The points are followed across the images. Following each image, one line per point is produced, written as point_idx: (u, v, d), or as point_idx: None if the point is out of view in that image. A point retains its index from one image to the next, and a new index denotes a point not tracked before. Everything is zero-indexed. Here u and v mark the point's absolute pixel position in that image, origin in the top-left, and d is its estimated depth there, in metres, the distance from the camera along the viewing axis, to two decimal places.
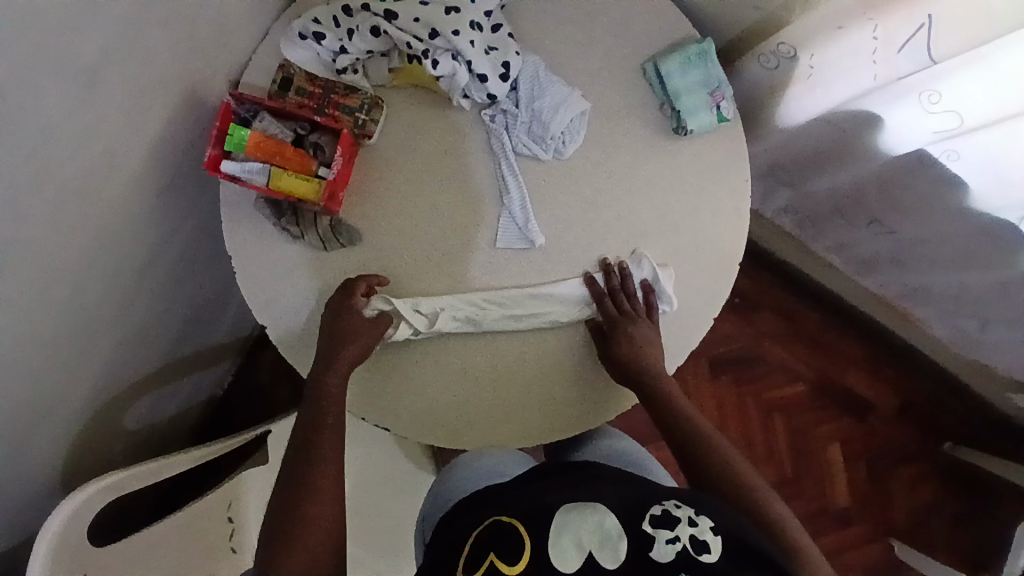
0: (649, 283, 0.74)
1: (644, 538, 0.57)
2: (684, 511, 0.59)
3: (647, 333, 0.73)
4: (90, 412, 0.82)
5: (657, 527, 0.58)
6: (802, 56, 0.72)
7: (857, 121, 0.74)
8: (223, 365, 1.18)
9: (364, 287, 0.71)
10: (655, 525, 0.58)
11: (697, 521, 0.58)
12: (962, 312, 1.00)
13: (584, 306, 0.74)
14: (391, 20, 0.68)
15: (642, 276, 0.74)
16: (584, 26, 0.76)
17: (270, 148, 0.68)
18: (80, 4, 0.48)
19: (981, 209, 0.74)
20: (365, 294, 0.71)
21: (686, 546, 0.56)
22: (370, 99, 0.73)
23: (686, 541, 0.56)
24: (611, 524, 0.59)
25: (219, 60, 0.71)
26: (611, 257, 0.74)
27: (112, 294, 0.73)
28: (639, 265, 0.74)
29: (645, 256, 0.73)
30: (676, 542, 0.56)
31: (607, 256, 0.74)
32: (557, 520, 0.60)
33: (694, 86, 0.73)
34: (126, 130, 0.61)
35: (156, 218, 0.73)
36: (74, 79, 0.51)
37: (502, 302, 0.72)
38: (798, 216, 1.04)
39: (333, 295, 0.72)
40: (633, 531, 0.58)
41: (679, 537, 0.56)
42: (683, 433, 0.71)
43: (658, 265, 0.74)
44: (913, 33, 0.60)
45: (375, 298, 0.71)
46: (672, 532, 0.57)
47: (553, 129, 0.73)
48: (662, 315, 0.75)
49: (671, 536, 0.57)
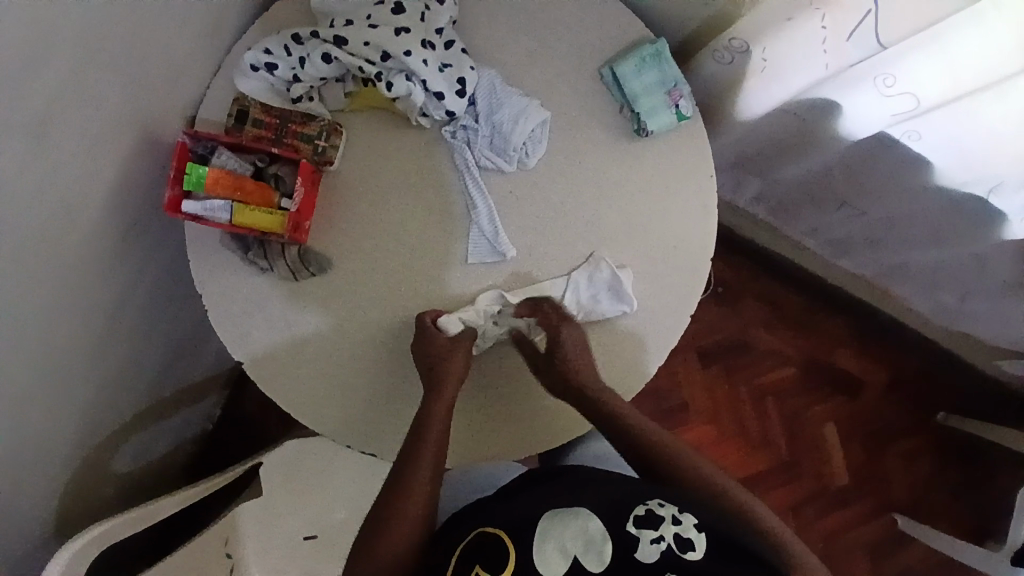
0: (608, 283, 0.73)
1: (629, 539, 0.57)
2: (668, 510, 0.60)
3: (574, 334, 0.72)
4: (76, 461, 0.81)
5: (642, 527, 0.58)
6: (754, 49, 0.71)
7: (816, 108, 0.74)
8: (210, 399, 1.17)
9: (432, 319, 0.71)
10: (639, 525, 0.58)
11: (680, 519, 0.59)
12: (941, 285, 1.01)
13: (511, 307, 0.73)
14: (341, 45, 0.68)
15: (602, 277, 0.73)
16: (537, 34, 0.76)
17: (230, 183, 0.67)
18: (22, 60, 0.47)
19: (947, 185, 0.75)
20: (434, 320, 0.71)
21: (671, 544, 0.57)
22: (327, 125, 0.72)
23: (671, 540, 0.57)
24: (595, 528, 0.59)
25: (172, 98, 0.70)
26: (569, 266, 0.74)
27: (85, 341, 0.72)
28: (597, 267, 0.73)
29: (603, 258, 0.73)
30: (661, 541, 0.57)
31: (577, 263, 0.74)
32: (540, 527, 0.60)
33: (651, 87, 0.73)
34: (83, 178, 0.60)
35: (122, 261, 0.73)
36: (24, 135, 0.51)
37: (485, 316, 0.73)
38: (770, 204, 1.04)
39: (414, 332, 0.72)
40: (618, 533, 0.58)
41: (664, 536, 0.57)
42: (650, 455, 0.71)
43: (617, 266, 0.74)
44: (860, 20, 0.59)
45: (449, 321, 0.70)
46: (656, 532, 0.58)
47: (514, 141, 0.72)
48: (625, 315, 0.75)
49: (656, 535, 0.57)
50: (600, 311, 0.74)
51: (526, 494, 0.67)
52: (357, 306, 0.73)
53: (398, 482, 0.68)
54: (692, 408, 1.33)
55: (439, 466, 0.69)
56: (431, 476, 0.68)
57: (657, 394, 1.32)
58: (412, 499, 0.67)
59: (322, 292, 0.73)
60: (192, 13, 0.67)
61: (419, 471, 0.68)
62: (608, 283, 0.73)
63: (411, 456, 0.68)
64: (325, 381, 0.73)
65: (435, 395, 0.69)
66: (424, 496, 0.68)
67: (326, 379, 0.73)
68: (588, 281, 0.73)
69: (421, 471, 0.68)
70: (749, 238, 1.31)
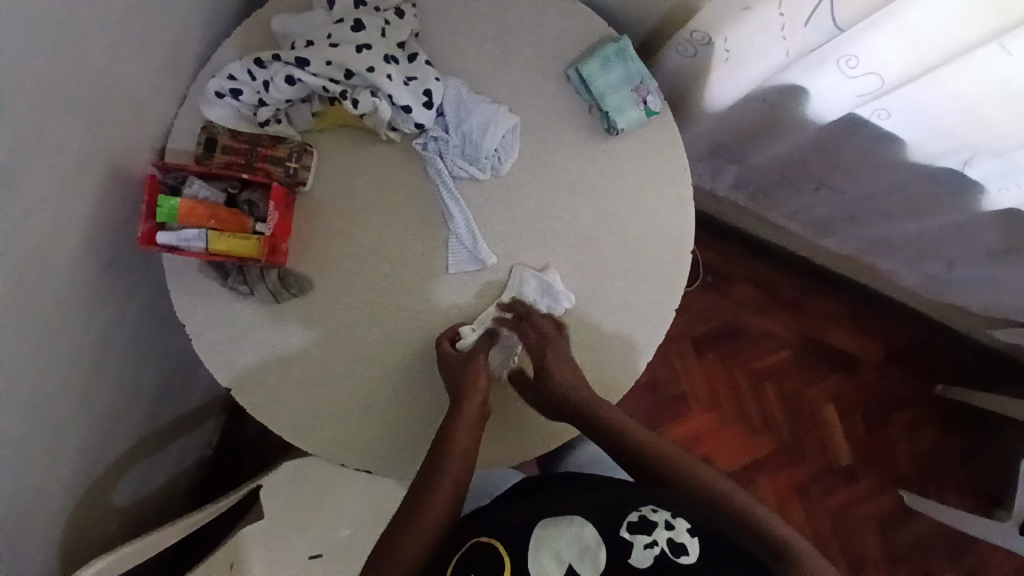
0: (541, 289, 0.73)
1: (623, 545, 0.58)
2: (661, 514, 0.60)
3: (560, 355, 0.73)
4: (75, 500, 0.81)
5: (635, 532, 0.58)
6: (717, 40, 0.70)
7: (784, 94, 0.74)
8: (207, 425, 1.17)
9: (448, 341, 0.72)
10: (632, 531, 0.59)
11: (674, 523, 0.59)
12: (926, 257, 1.01)
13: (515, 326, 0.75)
14: (304, 66, 0.68)
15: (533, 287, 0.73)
16: (500, 38, 0.75)
17: (203, 213, 0.67)
18: None
19: (921, 158, 0.75)
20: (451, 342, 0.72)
21: (664, 549, 0.57)
22: (297, 147, 0.72)
23: (664, 545, 0.57)
24: (590, 534, 0.59)
25: (140, 131, 0.70)
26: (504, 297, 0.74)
27: (74, 379, 0.72)
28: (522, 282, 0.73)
29: (522, 270, 0.73)
30: (654, 546, 0.57)
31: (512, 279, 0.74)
32: (535, 535, 0.60)
33: (618, 84, 0.73)
34: (56, 219, 0.60)
35: (103, 296, 0.73)
36: None
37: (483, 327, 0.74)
38: (749, 190, 1.04)
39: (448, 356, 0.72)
40: (611, 538, 0.59)
41: (657, 541, 0.57)
42: (638, 460, 0.71)
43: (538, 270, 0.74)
44: (817, 4, 0.58)
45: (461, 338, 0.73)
46: (649, 538, 0.58)
47: (485, 148, 0.72)
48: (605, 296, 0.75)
49: (649, 540, 0.58)
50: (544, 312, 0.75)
51: (519, 505, 0.68)
52: (342, 324, 0.73)
53: (415, 500, 0.67)
54: (690, 397, 1.33)
55: (460, 484, 0.68)
56: (453, 489, 0.67)
57: (654, 386, 1.33)
58: (430, 506, 0.66)
59: (307, 313, 0.73)
60: (152, 46, 0.67)
61: (439, 475, 0.68)
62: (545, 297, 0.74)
63: (429, 474, 0.68)
64: (314, 402, 0.74)
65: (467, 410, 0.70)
66: (449, 502, 0.67)
67: (316, 400, 0.74)
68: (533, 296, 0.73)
69: (439, 488, 0.67)
70: (732, 224, 1.31)
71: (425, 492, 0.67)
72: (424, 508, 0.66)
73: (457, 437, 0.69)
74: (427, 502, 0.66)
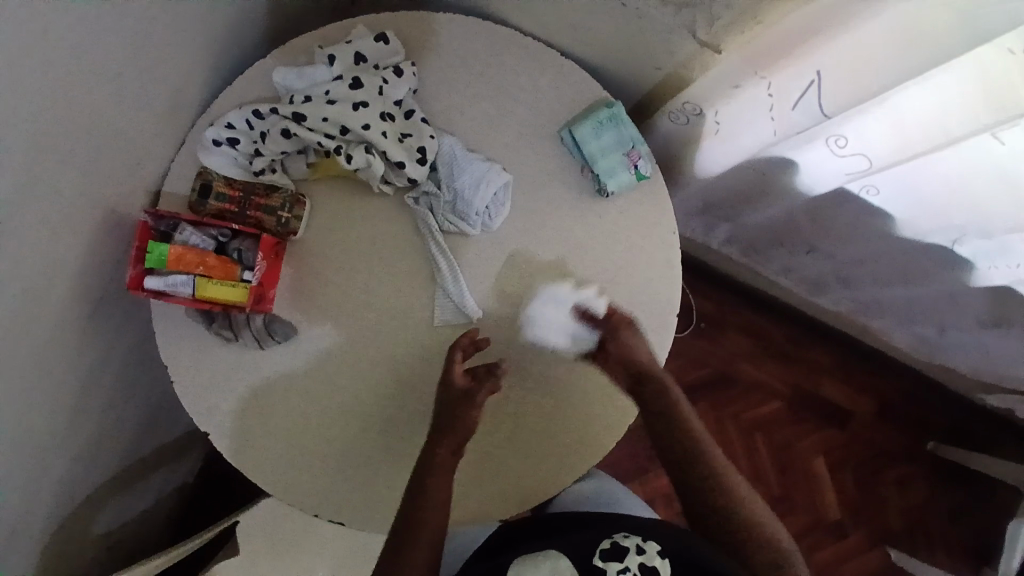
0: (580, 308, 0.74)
1: (597, 572, 0.60)
2: (632, 540, 0.63)
3: (641, 340, 0.74)
4: (51, 535, 0.81)
5: (608, 560, 0.61)
6: (707, 112, 0.72)
7: (774, 166, 0.74)
8: (192, 454, 1.17)
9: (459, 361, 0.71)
10: (605, 558, 0.61)
11: (645, 548, 0.62)
12: (917, 320, 1.01)
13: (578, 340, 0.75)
14: (300, 121, 0.69)
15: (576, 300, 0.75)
16: (495, 97, 0.76)
17: (192, 260, 0.67)
18: None
19: (909, 235, 0.76)
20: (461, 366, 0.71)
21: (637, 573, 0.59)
22: (290, 197, 0.72)
23: (636, 569, 0.60)
24: (565, 565, 0.61)
25: (136, 177, 0.71)
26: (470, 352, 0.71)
27: (58, 418, 0.72)
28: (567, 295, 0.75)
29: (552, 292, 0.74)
30: (627, 572, 0.59)
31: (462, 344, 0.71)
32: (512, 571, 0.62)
33: (609, 147, 0.74)
34: (45, 266, 0.61)
35: (91, 336, 0.73)
36: None
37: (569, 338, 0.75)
38: (742, 246, 1.05)
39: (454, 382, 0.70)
40: (586, 567, 0.60)
41: (629, 567, 0.60)
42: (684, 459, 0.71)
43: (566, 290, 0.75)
44: (804, 90, 0.58)
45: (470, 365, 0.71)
46: (622, 563, 0.60)
47: (476, 205, 0.72)
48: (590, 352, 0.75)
49: (622, 566, 0.60)
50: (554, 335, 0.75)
51: (500, 553, 0.68)
52: (326, 374, 0.74)
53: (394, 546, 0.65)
54: None
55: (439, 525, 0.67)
56: (434, 529, 0.66)
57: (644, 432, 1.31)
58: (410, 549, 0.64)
59: (291, 361, 0.73)
60: (149, 96, 0.68)
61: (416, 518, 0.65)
62: (574, 320, 0.75)
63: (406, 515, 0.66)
64: (293, 450, 0.74)
65: (438, 438, 0.69)
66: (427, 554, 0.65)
67: (296, 448, 0.74)
68: (575, 295, 0.75)
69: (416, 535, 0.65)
70: (726, 273, 1.31)
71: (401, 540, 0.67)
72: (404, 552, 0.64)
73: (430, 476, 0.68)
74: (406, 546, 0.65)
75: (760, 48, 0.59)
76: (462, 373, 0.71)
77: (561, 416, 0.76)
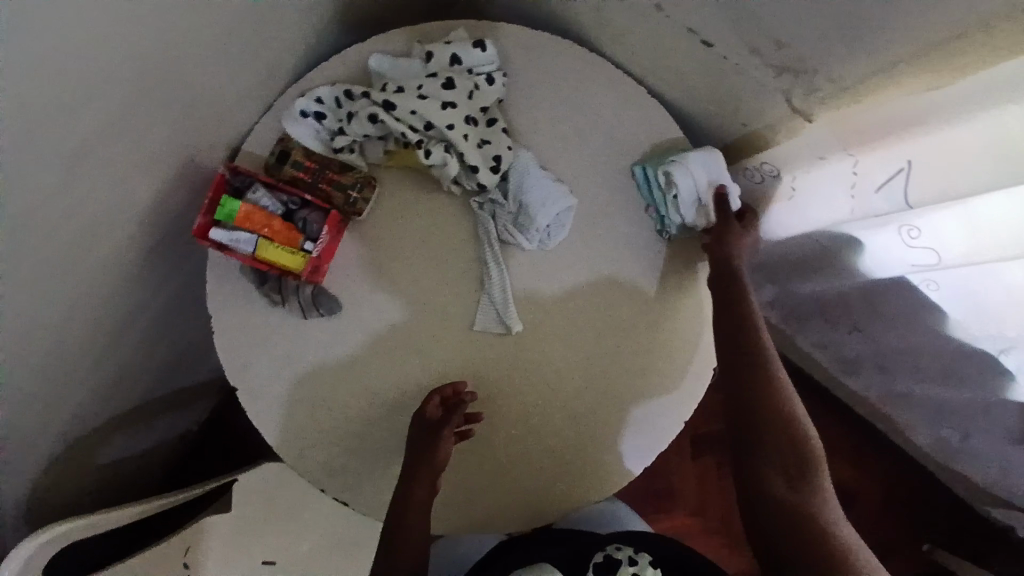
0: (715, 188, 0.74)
1: None
2: (625, 552, 0.69)
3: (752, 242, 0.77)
4: (61, 455, 0.82)
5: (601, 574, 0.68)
6: (784, 176, 0.74)
7: (838, 241, 0.74)
8: (201, 404, 1.18)
9: (437, 399, 0.71)
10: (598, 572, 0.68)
11: (636, 559, 0.68)
12: (942, 420, 0.99)
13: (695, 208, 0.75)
14: (389, 109, 0.71)
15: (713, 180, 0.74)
16: (576, 121, 0.77)
17: (260, 221, 0.69)
18: (76, 96, 0.50)
19: (959, 335, 0.74)
20: (439, 404, 0.72)
21: None
22: (362, 178, 0.74)
23: None
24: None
25: (219, 129, 0.73)
26: (438, 393, 0.72)
27: (95, 344, 0.74)
28: (711, 172, 0.74)
29: (710, 155, 0.74)
30: None
31: (437, 389, 0.72)
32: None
33: (697, 177, 0.73)
34: (118, 198, 0.63)
35: (143, 271, 0.76)
36: (63, 164, 0.53)
37: (702, 161, 0.73)
38: (783, 311, 1.05)
39: (420, 420, 0.71)
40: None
41: None
42: (742, 367, 0.70)
43: (713, 156, 0.74)
44: (890, 176, 0.60)
45: (450, 405, 0.72)
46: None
47: (539, 222, 0.73)
48: (621, 387, 0.76)
49: None
50: (682, 206, 0.74)
51: (497, 561, 0.73)
52: (361, 357, 0.75)
53: (385, 549, 0.69)
54: (678, 494, 1.29)
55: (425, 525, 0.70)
56: (421, 530, 0.70)
57: (646, 475, 1.29)
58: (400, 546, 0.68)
59: (329, 334, 0.75)
60: (249, 56, 0.70)
61: (405, 527, 0.69)
62: (706, 194, 0.74)
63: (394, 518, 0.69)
64: (312, 423, 0.75)
65: (423, 464, 0.70)
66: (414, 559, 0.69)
67: (315, 421, 0.75)
68: (719, 177, 0.74)
69: (406, 536, 0.69)
70: None
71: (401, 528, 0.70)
72: (392, 553, 0.68)
73: (420, 486, 0.70)
74: (397, 546, 0.68)
75: (851, 125, 0.60)
76: (435, 408, 0.71)
77: (578, 444, 0.76)
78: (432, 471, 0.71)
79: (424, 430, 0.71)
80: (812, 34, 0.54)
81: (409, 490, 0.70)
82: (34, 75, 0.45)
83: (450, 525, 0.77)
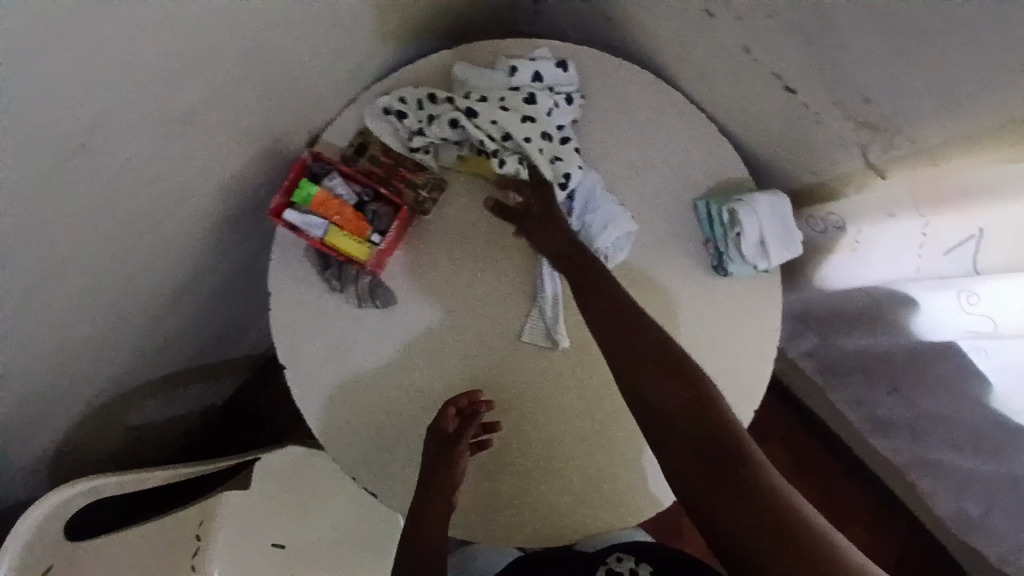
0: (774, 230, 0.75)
1: None
2: None
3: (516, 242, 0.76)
4: (100, 408, 0.85)
5: None
6: (851, 228, 0.75)
7: (894, 297, 0.75)
8: (234, 379, 1.20)
9: (453, 410, 0.71)
10: None
11: None
12: (966, 494, 0.97)
13: (756, 248, 0.75)
14: (471, 117, 0.73)
15: (774, 222, 0.75)
16: (647, 149, 0.79)
17: (333, 207, 0.71)
18: (191, 68, 0.53)
19: (999, 407, 0.72)
20: (455, 415, 0.72)
21: None
22: (434, 180, 0.77)
23: None
24: None
25: (306, 116, 0.76)
26: (451, 406, 0.71)
27: (155, 304, 0.77)
28: (773, 214, 0.75)
29: (776, 199, 0.75)
30: None
31: (450, 402, 0.72)
32: None
33: (761, 218, 0.74)
34: (206, 167, 0.66)
35: (212, 241, 0.78)
36: (166, 128, 0.56)
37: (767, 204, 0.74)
38: (821, 362, 1.06)
39: (435, 427, 0.72)
40: None
41: None
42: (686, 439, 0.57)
43: (778, 201, 0.75)
44: (962, 241, 0.60)
45: (464, 418, 0.72)
46: None
47: (598, 243, 0.76)
48: None
49: None
50: (743, 245, 0.74)
51: None
52: (407, 351, 0.76)
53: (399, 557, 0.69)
54: (688, 536, 1.27)
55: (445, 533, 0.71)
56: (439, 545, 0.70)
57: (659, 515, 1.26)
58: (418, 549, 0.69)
59: (380, 326, 0.76)
60: (347, 50, 0.73)
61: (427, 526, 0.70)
62: (768, 236, 0.74)
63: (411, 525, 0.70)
64: (352, 410, 0.76)
65: (443, 472, 0.71)
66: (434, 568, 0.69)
67: (355, 408, 0.76)
68: (782, 220, 0.75)
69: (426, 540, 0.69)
70: (787, 382, 1.31)
71: (428, 530, 0.70)
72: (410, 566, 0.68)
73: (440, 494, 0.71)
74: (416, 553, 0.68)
75: (926, 185, 0.61)
76: (452, 419, 0.71)
77: (610, 467, 0.76)
78: (449, 484, 0.71)
79: (441, 441, 0.71)
80: (898, 93, 0.56)
81: (427, 500, 0.71)
82: (162, 42, 0.48)
83: (472, 530, 0.77)
